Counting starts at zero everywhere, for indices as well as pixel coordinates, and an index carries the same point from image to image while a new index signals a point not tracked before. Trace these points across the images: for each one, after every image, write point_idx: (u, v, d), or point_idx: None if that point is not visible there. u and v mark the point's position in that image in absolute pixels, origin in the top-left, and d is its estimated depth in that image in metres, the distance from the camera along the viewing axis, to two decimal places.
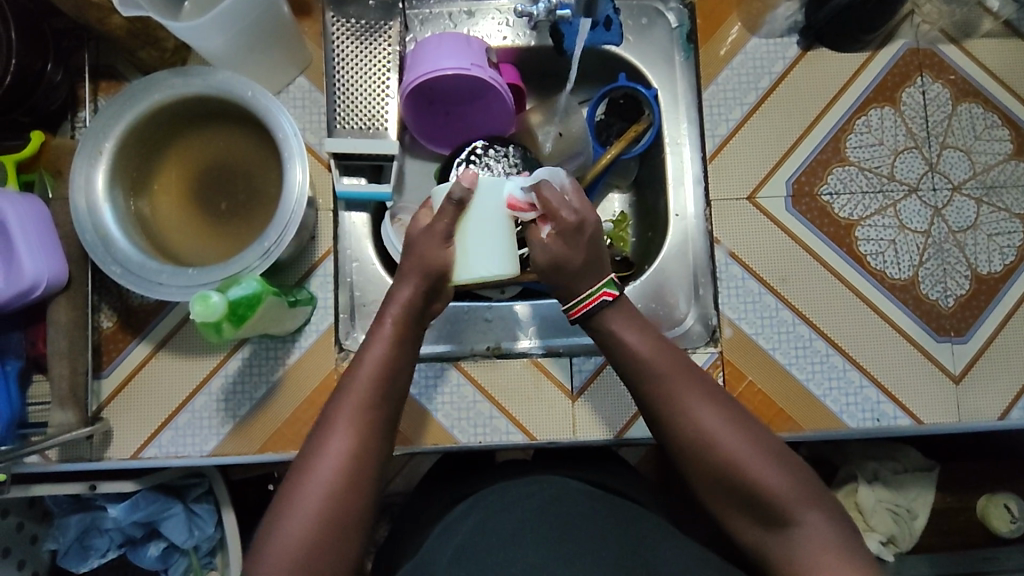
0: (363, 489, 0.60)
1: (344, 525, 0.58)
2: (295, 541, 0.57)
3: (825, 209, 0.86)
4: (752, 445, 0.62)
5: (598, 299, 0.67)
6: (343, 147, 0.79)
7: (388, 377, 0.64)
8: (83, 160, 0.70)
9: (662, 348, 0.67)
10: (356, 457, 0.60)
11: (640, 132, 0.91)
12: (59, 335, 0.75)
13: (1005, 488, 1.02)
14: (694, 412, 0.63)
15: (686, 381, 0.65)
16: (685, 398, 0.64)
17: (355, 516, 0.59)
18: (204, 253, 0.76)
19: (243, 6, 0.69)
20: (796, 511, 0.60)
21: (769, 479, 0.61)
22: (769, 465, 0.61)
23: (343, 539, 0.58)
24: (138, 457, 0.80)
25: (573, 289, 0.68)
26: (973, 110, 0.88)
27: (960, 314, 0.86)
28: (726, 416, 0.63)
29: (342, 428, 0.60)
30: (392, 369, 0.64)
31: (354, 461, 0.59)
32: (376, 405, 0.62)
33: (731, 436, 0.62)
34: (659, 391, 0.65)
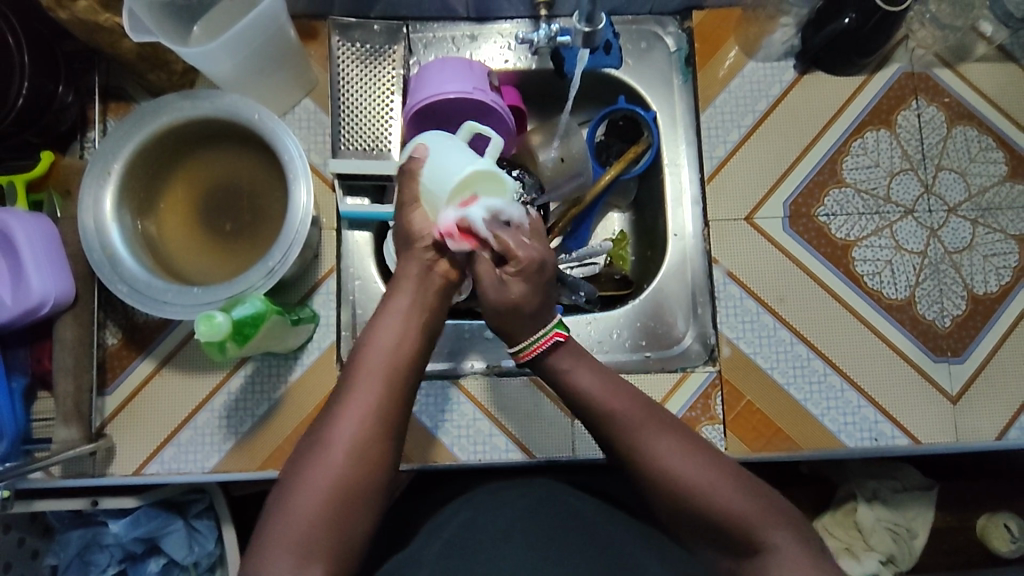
0: (373, 470, 0.61)
1: (352, 505, 0.59)
2: (302, 519, 0.58)
3: (822, 230, 0.87)
4: (716, 466, 0.63)
5: (543, 344, 0.68)
6: (346, 168, 0.80)
7: (396, 359, 0.64)
8: (92, 182, 0.72)
9: (611, 384, 0.67)
10: (366, 437, 0.61)
11: (639, 153, 0.92)
12: (65, 353, 0.76)
13: (1005, 507, 1.02)
14: (653, 443, 0.64)
15: (643, 415, 0.66)
16: (645, 430, 0.64)
17: (368, 494, 0.61)
18: (209, 272, 0.77)
19: (251, 33, 0.71)
20: (763, 534, 0.60)
21: (732, 500, 0.61)
22: (734, 493, 0.61)
23: (349, 519, 0.59)
24: (140, 473, 0.81)
25: (519, 335, 0.69)
26: (968, 133, 0.90)
27: (956, 334, 0.86)
28: (685, 444, 0.64)
29: (353, 405, 0.62)
30: (399, 348, 0.65)
31: (364, 443, 0.61)
32: (387, 394, 0.63)
33: (693, 462, 0.63)
34: (620, 426, 0.65)
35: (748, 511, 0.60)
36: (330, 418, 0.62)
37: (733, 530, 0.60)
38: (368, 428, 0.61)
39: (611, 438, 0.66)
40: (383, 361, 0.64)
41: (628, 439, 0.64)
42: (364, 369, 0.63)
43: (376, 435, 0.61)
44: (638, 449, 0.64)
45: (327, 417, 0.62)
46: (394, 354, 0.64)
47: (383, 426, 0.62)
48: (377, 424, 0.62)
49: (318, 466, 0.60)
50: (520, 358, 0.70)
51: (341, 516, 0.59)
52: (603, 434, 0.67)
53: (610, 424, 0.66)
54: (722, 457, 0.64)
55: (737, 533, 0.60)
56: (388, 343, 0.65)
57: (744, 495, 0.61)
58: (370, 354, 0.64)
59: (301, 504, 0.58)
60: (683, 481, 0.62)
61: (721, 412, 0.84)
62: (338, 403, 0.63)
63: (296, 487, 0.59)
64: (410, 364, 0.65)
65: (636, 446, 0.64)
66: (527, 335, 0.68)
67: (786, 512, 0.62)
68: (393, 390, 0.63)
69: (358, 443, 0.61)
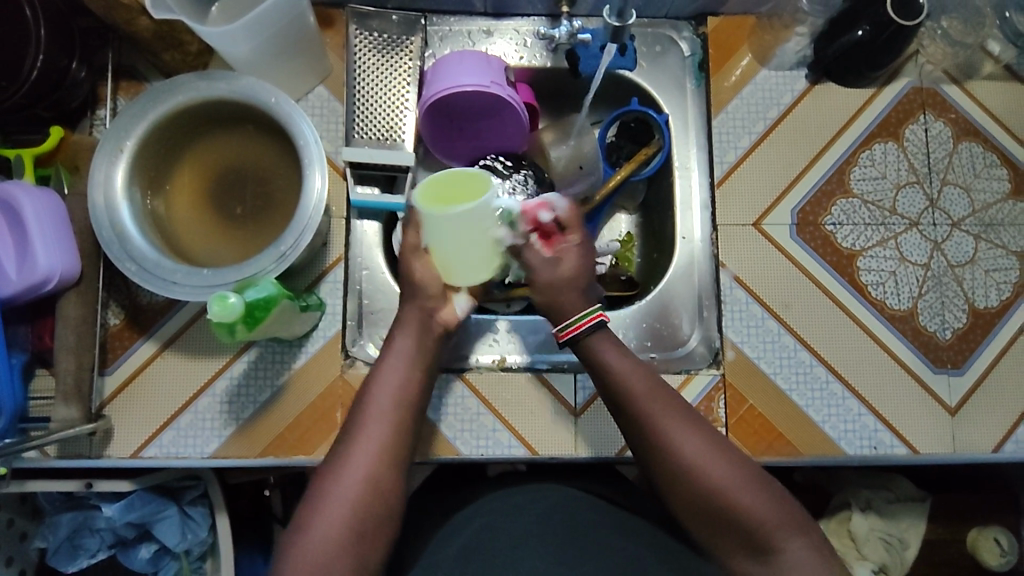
0: (387, 492, 0.62)
1: (371, 528, 0.61)
2: (324, 545, 0.59)
3: (828, 239, 0.88)
4: (736, 468, 0.63)
5: (589, 322, 0.69)
6: (359, 156, 0.80)
7: (405, 393, 0.67)
8: (104, 158, 0.71)
9: (649, 375, 0.68)
10: (381, 464, 0.62)
11: (649, 156, 0.93)
12: (68, 330, 0.75)
13: (996, 521, 1.04)
14: (680, 442, 0.64)
15: (669, 408, 0.66)
16: (673, 426, 0.65)
17: (384, 516, 0.62)
18: (217, 253, 0.76)
19: (272, 17, 0.70)
20: (775, 539, 0.61)
21: (750, 503, 0.62)
22: (750, 494, 0.62)
23: (370, 544, 0.60)
24: (137, 456, 0.80)
25: (563, 312, 0.71)
26: (974, 149, 0.91)
27: (957, 346, 0.87)
28: (708, 441, 0.65)
29: (365, 434, 0.64)
30: (405, 387, 0.67)
31: (380, 468, 0.62)
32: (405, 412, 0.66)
33: (715, 463, 0.63)
34: (647, 422, 0.66)
35: (764, 515, 0.61)
36: (343, 448, 0.63)
37: (748, 531, 0.61)
38: (383, 457, 0.63)
39: (638, 432, 0.66)
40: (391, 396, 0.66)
41: (653, 434, 0.65)
42: (374, 402, 0.65)
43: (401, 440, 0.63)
44: (664, 444, 0.64)
45: (341, 447, 0.64)
46: (402, 391, 0.67)
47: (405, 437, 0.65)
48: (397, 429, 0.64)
49: (339, 480, 0.61)
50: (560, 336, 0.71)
51: (361, 542, 0.60)
52: (631, 428, 0.67)
53: (639, 415, 0.66)
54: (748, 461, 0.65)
55: (752, 533, 0.62)
56: (393, 382, 0.67)
57: (761, 497, 0.62)
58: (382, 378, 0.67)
59: (320, 532, 0.59)
60: (704, 480, 0.63)
61: (724, 416, 0.85)
62: (349, 434, 0.64)
63: (314, 513, 0.60)
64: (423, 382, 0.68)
65: (664, 442, 0.65)
66: (572, 313, 0.70)
67: (799, 518, 0.63)
68: (401, 422, 0.65)
69: (374, 471, 0.62)
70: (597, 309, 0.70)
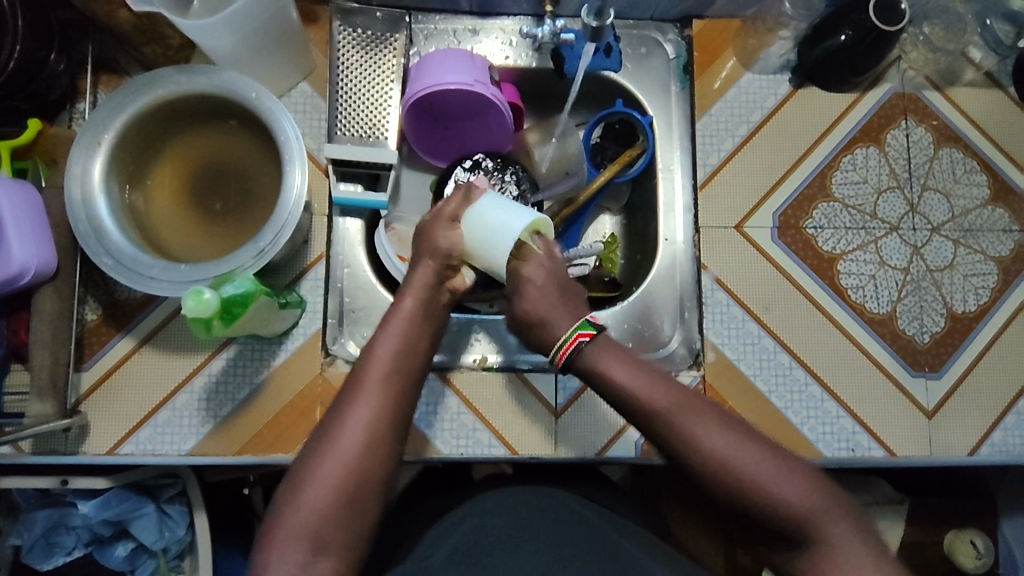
0: (382, 461, 0.61)
1: (363, 498, 0.60)
2: (317, 507, 0.58)
3: (810, 242, 0.89)
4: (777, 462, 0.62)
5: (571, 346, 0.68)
6: (340, 153, 0.79)
7: (405, 355, 0.66)
8: (81, 151, 0.70)
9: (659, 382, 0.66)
10: (378, 428, 0.61)
11: (633, 157, 0.93)
12: (43, 325, 0.74)
13: (972, 524, 1.05)
14: (701, 436, 0.62)
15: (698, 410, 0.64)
16: (688, 420, 0.63)
17: (377, 488, 0.61)
18: (196, 249, 0.76)
19: (254, 10, 0.70)
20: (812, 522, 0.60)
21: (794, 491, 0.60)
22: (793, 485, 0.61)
23: (360, 513, 0.59)
24: (114, 452, 0.79)
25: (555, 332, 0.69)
26: (954, 155, 0.92)
27: (934, 350, 0.88)
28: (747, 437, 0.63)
29: (365, 393, 0.63)
30: (409, 349, 0.66)
31: (375, 433, 0.61)
32: (395, 388, 0.64)
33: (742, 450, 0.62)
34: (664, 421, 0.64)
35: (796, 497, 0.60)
36: (341, 409, 0.63)
37: (783, 521, 0.60)
38: (380, 422, 0.62)
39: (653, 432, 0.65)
40: (391, 357, 0.65)
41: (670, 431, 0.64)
42: (374, 363, 0.64)
43: (388, 419, 0.62)
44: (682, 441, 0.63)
45: (339, 408, 0.63)
46: (400, 353, 0.66)
47: (395, 418, 0.63)
48: (390, 409, 0.62)
49: (332, 459, 0.59)
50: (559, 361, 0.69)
51: (352, 509, 0.59)
52: (648, 429, 0.66)
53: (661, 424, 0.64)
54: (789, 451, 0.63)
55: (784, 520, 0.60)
56: (395, 342, 0.66)
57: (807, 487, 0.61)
58: (379, 351, 0.65)
59: (311, 498, 0.58)
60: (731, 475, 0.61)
61: None
62: (348, 395, 0.63)
63: (307, 477, 0.59)
64: (420, 359, 0.67)
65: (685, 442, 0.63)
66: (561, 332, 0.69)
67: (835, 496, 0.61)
68: (396, 384, 0.64)
69: (366, 448, 0.60)
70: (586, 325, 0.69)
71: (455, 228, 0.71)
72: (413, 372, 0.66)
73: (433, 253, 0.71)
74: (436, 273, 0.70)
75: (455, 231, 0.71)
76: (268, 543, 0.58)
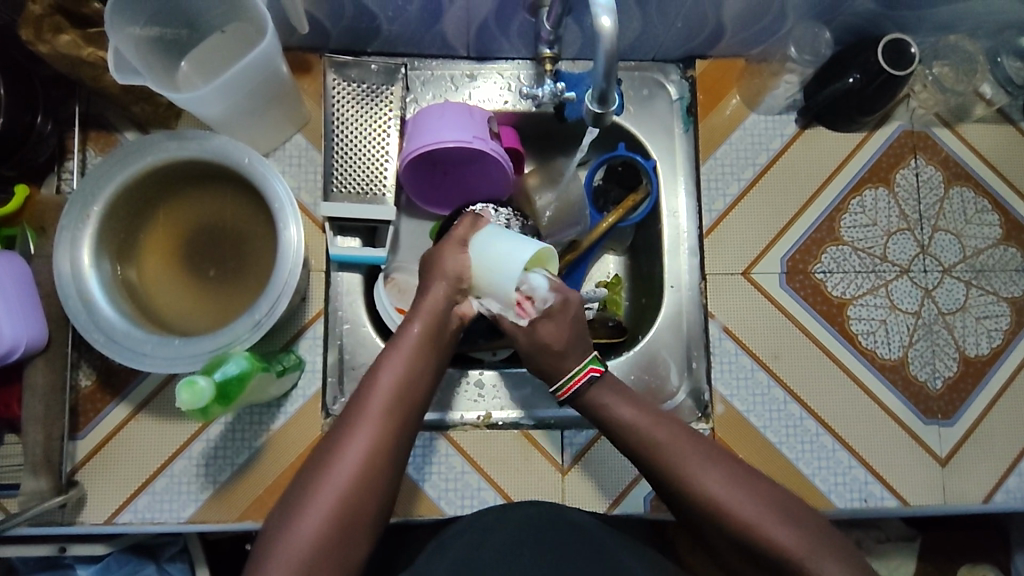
0: (374, 494, 0.61)
1: (354, 528, 0.59)
2: (309, 534, 0.58)
3: (818, 287, 0.87)
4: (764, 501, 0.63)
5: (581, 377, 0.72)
6: (339, 211, 0.78)
7: (409, 386, 0.66)
8: (69, 225, 0.68)
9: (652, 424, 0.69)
10: (374, 458, 0.62)
11: (637, 202, 0.91)
12: (35, 399, 0.73)
13: (985, 560, 1.04)
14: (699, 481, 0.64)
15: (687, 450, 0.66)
16: (687, 466, 0.65)
17: (367, 518, 0.60)
18: (191, 318, 0.74)
19: (245, 77, 0.68)
20: (806, 565, 0.60)
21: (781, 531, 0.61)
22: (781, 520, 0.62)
23: (348, 542, 0.59)
24: (112, 522, 0.77)
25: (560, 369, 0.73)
26: (965, 194, 0.90)
27: (947, 396, 0.86)
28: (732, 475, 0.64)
29: (364, 420, 0.63)
30: (410, 378, 0.67)
31: (372, 463, 0.61)
32: (394, 417, 0.64)
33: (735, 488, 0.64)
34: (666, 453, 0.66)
35: (790, 542, 0.61)
36: (339, 438, 0.63)
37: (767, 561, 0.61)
38: (376, 452, 0.62)
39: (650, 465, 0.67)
40: (393, 389, 0.65)
41: (666, 472, 0.66)
42: (377, 392, 0.65)
43: (385, 450, 0.62)
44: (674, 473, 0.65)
45: (337, 436, 0.63)
46: (404, 383, 0.66)
47: (391, 450, 0.63)
48: (386, 440, 0.63)
49: (327, 487, 0.59)
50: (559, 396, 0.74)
51: (343, 536, 0.59)
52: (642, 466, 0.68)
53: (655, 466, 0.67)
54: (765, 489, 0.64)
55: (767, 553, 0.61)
56: (398, 371, 0.66)
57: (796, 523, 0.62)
58: (380, 378, 0.66)
59: (302, 522, 0.58)
60: (725, 515, 0.62)
61: None
62: (346, 424, 0.63)
63: (301, 503, 0.59)
64: (421, 389, 0.67)
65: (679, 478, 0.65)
66: (567, 368, 0.73)
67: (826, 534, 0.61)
68: (398, 416, 0.64)
69: (362, 477, 0.60)
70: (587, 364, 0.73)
71: (465, 251, 0.72)
72: (415, 407, 0.66)
73: (444, 279, 0.71)
74: (447, 301, 0.71)
75: (465, 255, 0.72)
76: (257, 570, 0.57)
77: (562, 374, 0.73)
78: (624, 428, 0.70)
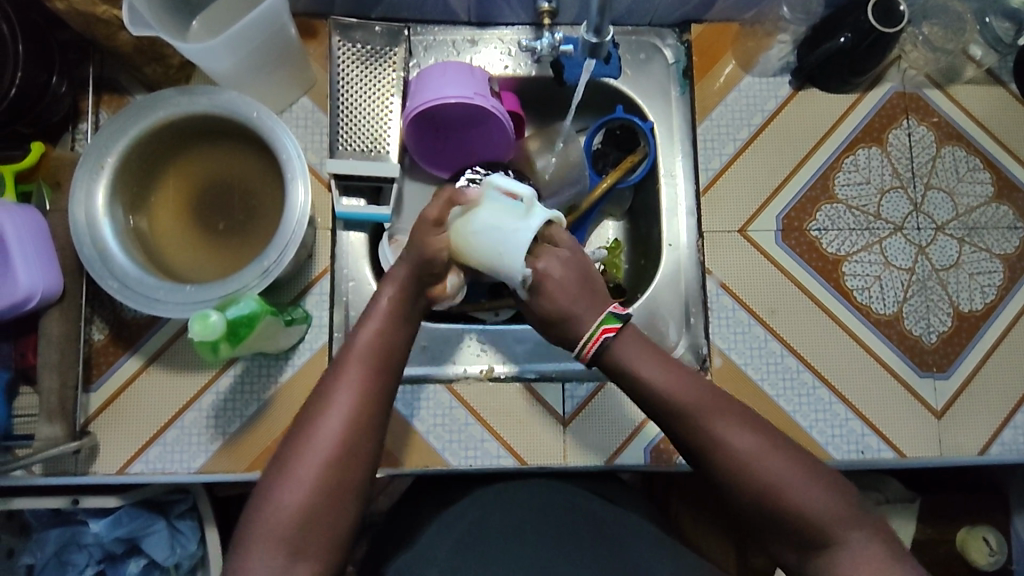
0: (357, 462, 0.61)
1: (338, 493, 0.59)
2: (294, 504, 0.58)
3: (814, 244, 0.89)
4: (793, 463, 0.61)
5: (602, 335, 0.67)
6: (342, 168, 0.80)
7: (384, 353, 0.65)
8: (84, 175, 0.70)
9: (681, 380, 0.65)
10: (352, 435, 0.61)
11: (635, 163, 0.93)
12: (50, 348, 0.75)
13: (985, 520, 1.05)
14: (728, 439, 0.62)
15: (715, 408, 0.64)
16: (716, 423, 0.63)
17: (354, 482, 0.60)
18: (201, 269, 0.76)
19: (253, 31, 0.71)
20: (834, 531, 0.59)
21: (809, 494, 0.60)
22: (809, 481, 0.60)
23: (337, 506, 0.59)
24: (124, 472, 0.79)
25: (579, 328, 0.68)
26: (956, 153, 0.92)
27: (942, 349, 0.88)
28: (759, 435, 0.63)
29: (340, 394, 0.62)
30: (384, 343, 0.66)
31: (352, 429, 0.61)
32: (370, 382, 0.63)
33: (772, 461, 0.61)
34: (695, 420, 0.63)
35: (818, 504, 0.59)
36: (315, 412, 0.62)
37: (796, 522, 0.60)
38: (354, 415, 0.61)
39: (683, 438, 0.64)
40: (368, 352, 0.65)
41: (697, 430, 0.63)
42: (350, 361, 0.64)
43: (362, 417, 0.62)
44: (713, 448, 0.62)
45: (314, 406, 0.62)
46: (377, 350, 0.65)
47: (368, 415, 0.62)
48: (361, 407, 0.62)
49: (304, 457, 0.59)
50: (584, 357, 0.68)
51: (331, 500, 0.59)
52: (669, 425, 0.65)
53: (683, 425, 0.64)
54: (799, 457, 0.62)
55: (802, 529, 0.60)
56: (370, 338, 0.65)
57: (823, 487, 0.61)
58: (353, 347, 0.65)
59: (286, 490, 0.58)
60: (757, 477, 0.61)
61: None
62: (323, 392, 0.63)
63: (281, 476, 0.59)
64: (395, 354, 0.66)
65: (709, 443, 0.63)
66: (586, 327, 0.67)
67: (858, 509, 0.61)
68: (375, 381, 0.64)
69: (341, 444, 0.60)
70: (606, 320, 0.67)
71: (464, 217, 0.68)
72: (393, 370, 0.66)
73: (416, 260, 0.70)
74: (415, 280, 0.70)
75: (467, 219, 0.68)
76: (249, 535, 0.59)
77: (581, 335, 0.67)
78: (654, 385, 0.65)
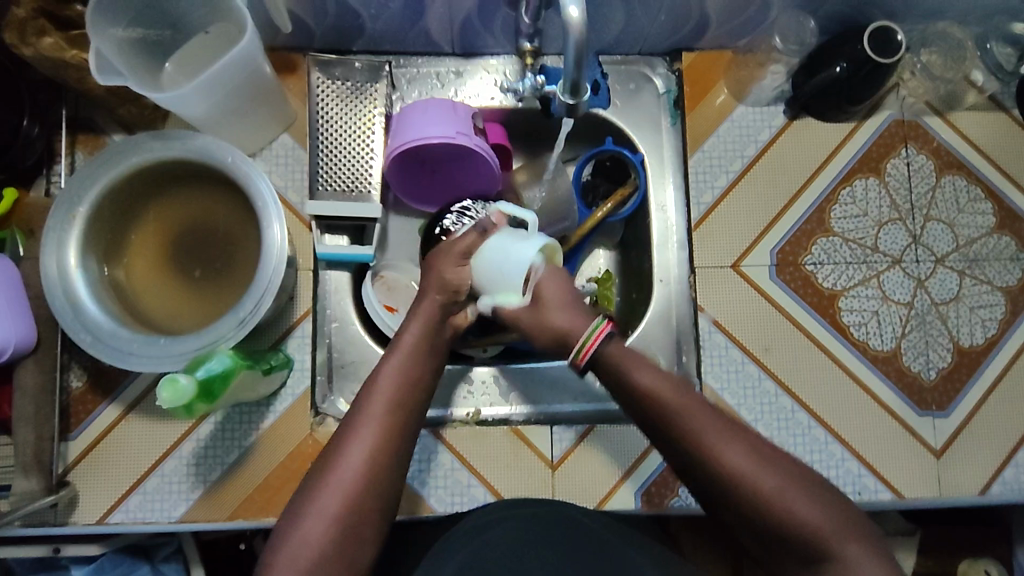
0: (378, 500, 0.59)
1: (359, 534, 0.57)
2: (314, 545, 0.56)
3: (809, 279, 0.86)
4: (789, 474, 0.58)
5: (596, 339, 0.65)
6: (323, 209, 0.79)
7: (409, 389, 0.65)
8: (56, 225, 0.68)
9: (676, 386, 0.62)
10: (375, 470, 0.59)
11: (626, 196, 0.90)
12: (26, 400, 0.73)
13: (988, 554, 1.02)
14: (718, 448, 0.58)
15: (705, 415, 0.60)
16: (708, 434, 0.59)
17: (374, 521, 0.59)
18: (178, 319, 0.74)
19: (227, 74, 0.69)
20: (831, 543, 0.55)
21: (803, 507, 0.56)
22: (805, 494, 0.57)
23: (358, 543, 0.57)
24: (104, 522, 0.78)
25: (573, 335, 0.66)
26: (957, 183, 0.89)
27: (942, 386, 0.86)
28: (752, 447, 0.59)
29: (367, 422, 0.61)
30: (410, 378, 0.65)
31: (377, 464, 0.59)
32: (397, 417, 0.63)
33: (767, 474, 0.57)
34: (681, 427, 0.60)
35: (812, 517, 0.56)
36: (338, 443, 0.61)
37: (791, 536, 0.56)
38: (382, 450, 0.60)
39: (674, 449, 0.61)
40: (393, 388, 0.64)
41: (687, 439, 0.59)
42: (376, 395, 0.63)
43: (387, 454, 0.60)
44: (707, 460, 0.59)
45: (338, 442, 0.61)
46: (403, 385, 0.64)
47: (392, 451, 0.61)
48: (385, 444, 0.61)
49: (330, 493, 0.58)
50: (578, 363, 0.66)
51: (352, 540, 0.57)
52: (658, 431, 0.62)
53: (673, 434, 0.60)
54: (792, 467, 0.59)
55: (802, 541, 0.56)
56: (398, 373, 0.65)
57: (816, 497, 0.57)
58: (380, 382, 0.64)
59: (307, 528, 0.56)
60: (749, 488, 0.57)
61: None
62: (348, 428, 0.61)
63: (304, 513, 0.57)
64: (421, 390, 0.66)
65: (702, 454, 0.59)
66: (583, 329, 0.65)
67: (855, 521, 0.57)
68: (401, 415, 0.63)
69: (365, 481, 0.58)
70: (601, 322, 0.65)
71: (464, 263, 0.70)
72: (418, 406, 0.65)
73: (440, 288, 0.70)
74: (440, 309, 0.69)
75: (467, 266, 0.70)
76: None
77: (579, 336, 0.65)
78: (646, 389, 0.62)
